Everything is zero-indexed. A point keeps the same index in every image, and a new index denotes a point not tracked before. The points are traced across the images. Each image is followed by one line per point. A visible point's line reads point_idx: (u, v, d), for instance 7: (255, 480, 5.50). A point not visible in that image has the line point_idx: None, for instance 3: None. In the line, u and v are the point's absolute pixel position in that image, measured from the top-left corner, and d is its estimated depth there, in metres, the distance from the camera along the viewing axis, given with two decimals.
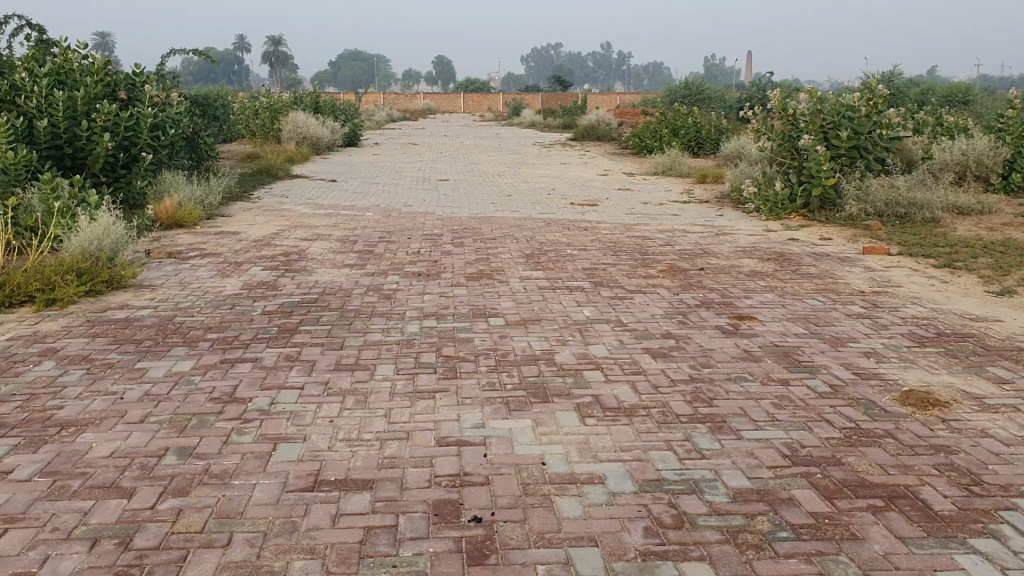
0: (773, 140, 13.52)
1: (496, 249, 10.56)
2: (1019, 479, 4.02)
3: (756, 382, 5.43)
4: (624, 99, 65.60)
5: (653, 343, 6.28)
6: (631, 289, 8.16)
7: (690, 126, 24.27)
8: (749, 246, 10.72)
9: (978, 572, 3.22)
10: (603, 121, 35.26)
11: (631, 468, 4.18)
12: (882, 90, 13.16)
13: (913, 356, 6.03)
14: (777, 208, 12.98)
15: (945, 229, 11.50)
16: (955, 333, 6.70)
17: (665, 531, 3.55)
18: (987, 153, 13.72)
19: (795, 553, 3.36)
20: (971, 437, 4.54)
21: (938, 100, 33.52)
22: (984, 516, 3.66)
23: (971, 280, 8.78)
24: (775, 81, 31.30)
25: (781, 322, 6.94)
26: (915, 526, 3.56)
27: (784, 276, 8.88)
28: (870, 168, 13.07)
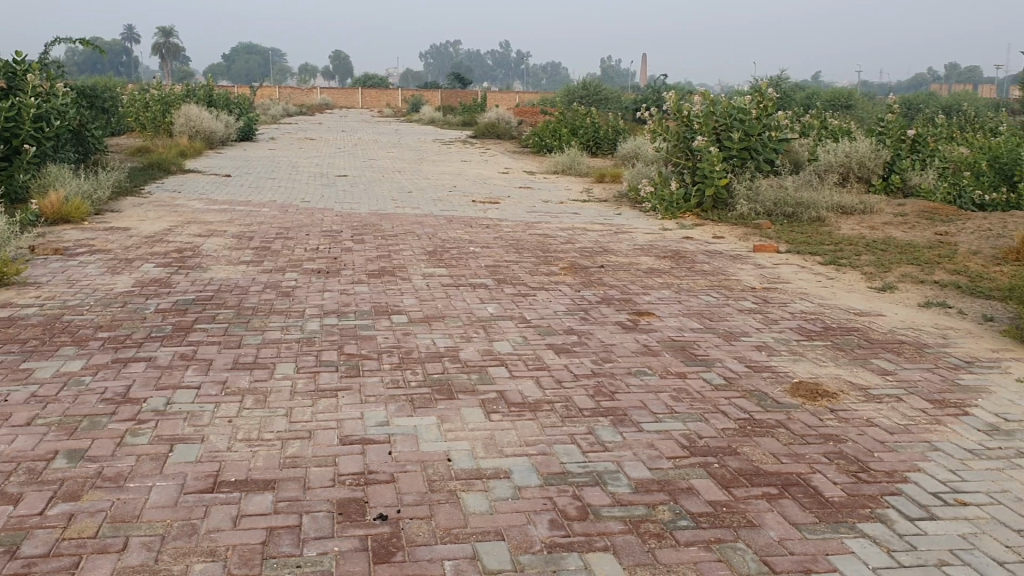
0: (669, 141, 13.83)
1: (397, 246, 10.49)
2: (903, 465, 4.22)
3: (656, 375, 5.55)
4: (524, 99, 65.98)
5: (555, 339, 6.35)
6: (534, 286, 8.22)
7: (589, 127, 24.65)
8: (646, 244, 10.94)
9: (866, 554, 3.37)
10: (502, 119, 35.40)
11: (537, 462, 4.22)
12: (771, 94, 13.60)
13: (802, 349, 6.26)
14: (672, 207, 13.27)
15: (830, 228, 11.97)
16: (841, 327, 6.98)
17: (570, 523, 3.60)
18: (868, 155, 14.31)
19: (695, 541, 3.45)
20: (857, 426, 4.75)
21: (823, 103, 34.84)
22: (871, 501, 3.83)
23: (856, 277, 9.16)
24: (669, 83, 31.97)
25: (678, 318, 7.10)
26: (807, 512, 3.71)
27: (680, 273, 9.09)
28: (760, 169, 13.50)
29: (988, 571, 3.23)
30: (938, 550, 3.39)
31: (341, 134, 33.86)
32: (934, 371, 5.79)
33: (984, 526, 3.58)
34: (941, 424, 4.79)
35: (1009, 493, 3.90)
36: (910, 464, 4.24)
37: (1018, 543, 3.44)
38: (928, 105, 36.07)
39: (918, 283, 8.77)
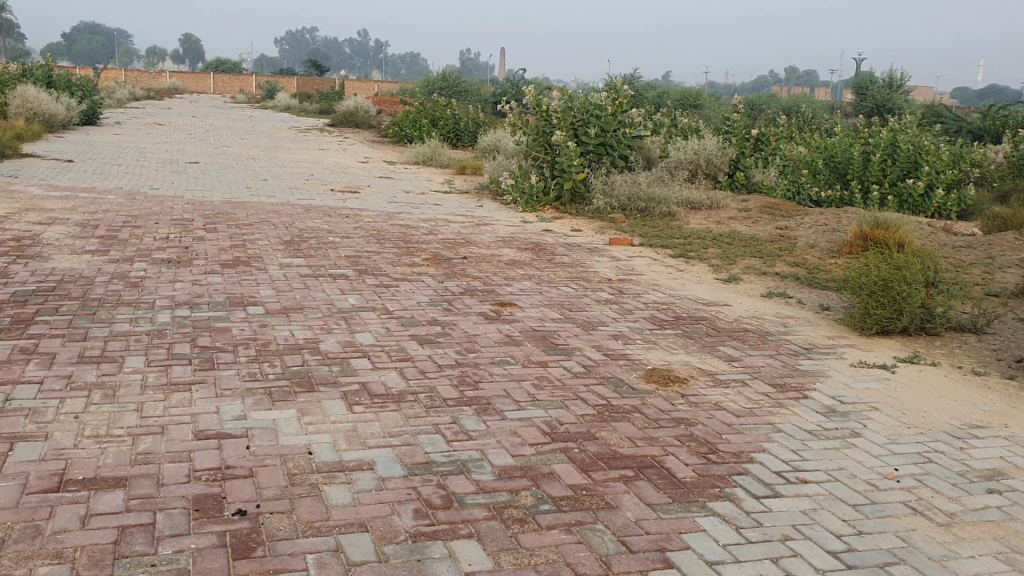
0: (528, 135, 14.00)
1: (253, 236, 10.23)
2: (749, 446, 4.45)
3: (518, 365, 5.63)
4: (382, 87, 65.31)
5: (418, 330, 6.34)
6: (396, 277, 8.19)
7: (449, 118, 24.59)
8: (507, 236, 11.07)
9: (717, 531, 3.53)
10: (362, 108, 35.00)
11: (400, 453, 4.22)
12: (626, 91, 13.99)
13: (655, 338, 6.48)
14: (532, 200, 13.43)
15: (680, 222, 12.41)
16: (691, 316, 7.27)
17: (434, 512, 3.62)
18: (716, 154, 14.90)
19: (556, 524, 3.54)
20: (707, 410, 4.97)
21: (674, 102, 36.08)
22: (721, 481, 4.02)
23: (704, 269, 9.56)
24: (528, 78, 32.36)
25: (539, 308, 7.22)
26: (661, 493, 3.86)
27: (540, 265, 9.23)
28: (615, 164, 13.88)
29: (828, 544, 3.45)
30: (782, 526, 3.59)
31: (191, 119, 32.64)
32: (776, 357, 6.11)
33: (823, 502, 3.82)
34: (783, 407, 5.07)
35: (845, 470, 4.17)
36: (755, 445, 4.47)
37: (853, 517, 3.68)
38: (771, 106, 37.89)
39: (762, 275, 9.21)
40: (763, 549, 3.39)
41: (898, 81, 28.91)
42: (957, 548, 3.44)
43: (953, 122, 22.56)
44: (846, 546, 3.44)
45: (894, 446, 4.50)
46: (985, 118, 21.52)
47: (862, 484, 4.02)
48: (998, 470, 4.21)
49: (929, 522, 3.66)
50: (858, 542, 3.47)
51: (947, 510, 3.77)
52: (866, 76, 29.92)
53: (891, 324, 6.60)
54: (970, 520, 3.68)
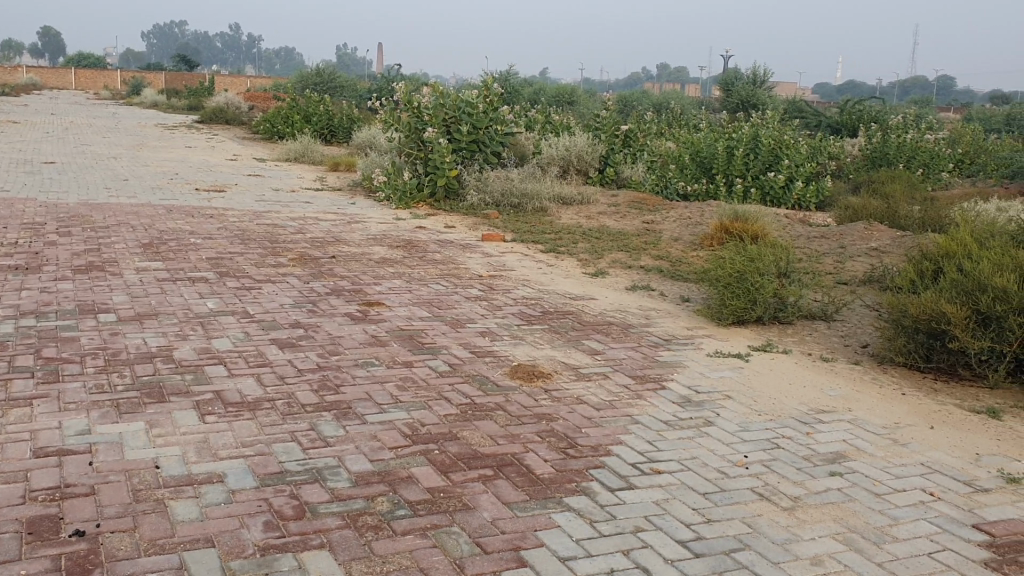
0: (400, 132, 13.80)
1: (110, 239, 9.78)
2: (607, 439, 4.51)
3: (382, 366, 5.55)
4: (256, 83, 63.62)
5: (279, 334, 6.18)
6: (260, 279, 7.97)
7: (323, 114, 24.30)
8: (379, 234, 10.94)
9: (571, 526, 3.55)
10: (233, 104, 34.06)
11: (253, 463, 4.09)
12: (497, 89, 14.05)
13: (521, 333, 6.51)
14: (405, 197, 13.26)
15: (552, 217, 12.52)
16: (557, 311, 7.34)
17: (286, 524, 3.52)
18: (586, 150, 15.15)
19: (411, 529, 3.49)
20: (569, 404, 5.01)
21: (548, 100, 36.49)
22: (578, 475, 4.05)
23: (573, 263, 9.67)
24: (402, 74, 32.16)
25: (407, 307, 7.14)
26: (518, 490, 3.86)
27: (411, 263, 9.15)
28: (488, 161, 13.90)
29: (677, 533, 3.52)
30: (634, 517, 3.65)
31: (48, 117, 31.06)
32: (638, 349, 6.22)
33: (675, 492, 3.90)
34: (641, 398, 5.17)
35: (697, 459, 4.28)
36: (613, 438, 4.53)
37: (702, 505, 3.77)
38: (643, 103, 38.80)
39: (627, 269, 9.38)
40: (615, 542, 3.44)
41: (762, 77, 29.95)
42: (799, 531, 3.57)
43: (812, 117, 23.50)
44: (695, 534, 3.52)
45: (744, 433, 4.64)
46: (842, 112, 22.53)
47: (712, 472, 4.13)
48: (840, 453, 4.39)
49: (774, 507, 3.78)
50: (707, 531, 3.55)
51: (791, 494, 3.91)
52: (732, 72, 30.86)
53: (746, 314, 6.81)
54: (812, 503, 3.82)
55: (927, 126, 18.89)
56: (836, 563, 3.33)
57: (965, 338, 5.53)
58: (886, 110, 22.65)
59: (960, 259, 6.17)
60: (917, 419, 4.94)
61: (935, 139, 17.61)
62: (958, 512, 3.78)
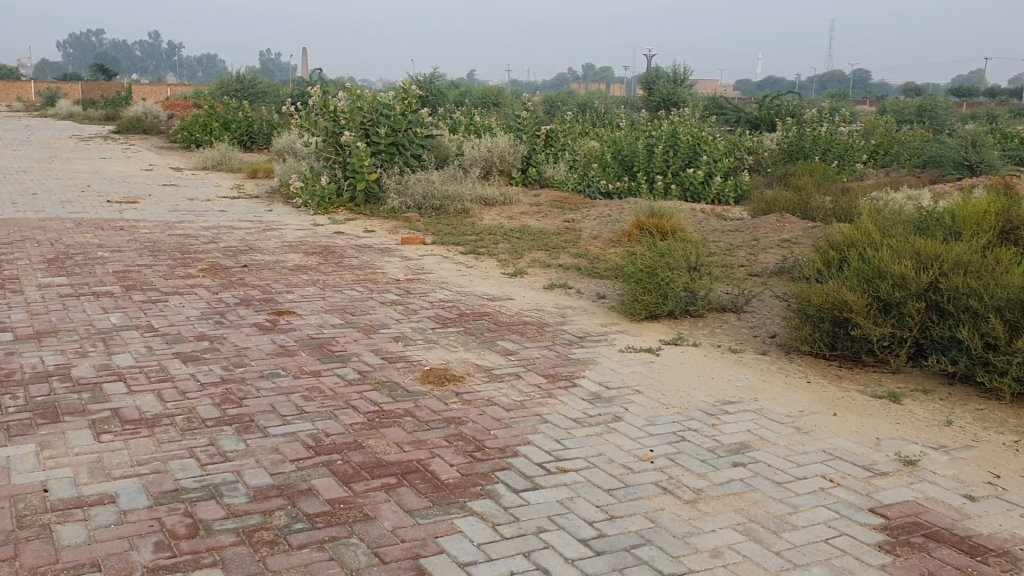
0: (318, 136, 13.57)
1: (12, 255, 9.44)
2: (515, 440, 4.47)
3: (289, 376, 5.43)
4: (176, 91, 62.31)
5: (183, 347, 6.01)
6: (167, 291, 7.76)
7: (242, 121, 23.89)
8: (295, 240, 10.76)
9: (473, 531, 3.49)
10: (151, 113, 33.29)
11: (148, 482, 3.95)
12: (415, 91, 13.94)
13: (435, 337, 6.44)
14: (324, 202, 13.08)
15: (474, 218, 12.47)
16: (473, 312, 7.28)
17: (177, 543, 3.41)
18: (508, 150, 15.10)
19: (308, 542, 3.40)
20: (478, 406, 4.96)
21: (473, 102, 36.41)
22: (483, 478, 4.00)
23: (493, 264, 9.63)
24: (325, 79, 31.79)
25: (318, 314, 7.02)
26: (422, 497, 3.78)
27: (325, 269, 9.00)
28: (408, 164, 13.77)
29: (579, 532, 3.50)
30: (537, 518, 3.61)
31: None
32: (552, 348, 6.21)
33: (580, 490, 3.88)
34: (552, 397, 5.14)
35: (604, 456, 4.27)
36: (521, 438, 4.50)
37: (605, 502, 3.77)
38: (568, 103, 39.01)
39: (546, 268, 9.38)
40: (516, 544, 3.40)
41: (683, 75, 30.30)
42: (700, 524, 3.58)
43: (731, 113, 23.84)
44: (597, 532, 3.51)
45: (651, 427, 4.65)
46: (761, 107, 22.89)
47: (618, 468, 4.13)
48: (744, 444, 4.43)
49: (676, 500, 3.80)
50: (609, 527, 3.54)
51: (694, 486, 3.93)
52: (653, 71, 31.16)
53: (659, 309, 6.86)
54: (714, 494, 3.85)
55: (840, 119, 19.31)
56: (735, 554, 3.35)
57: (866, 325, 5.66)
58: (802, 104, 23.10)
59: (863, 248, 6.30)
60: (820, 406, 5.02)
61: (848, 131, 18.03)
62: (856, 497, 3.84)
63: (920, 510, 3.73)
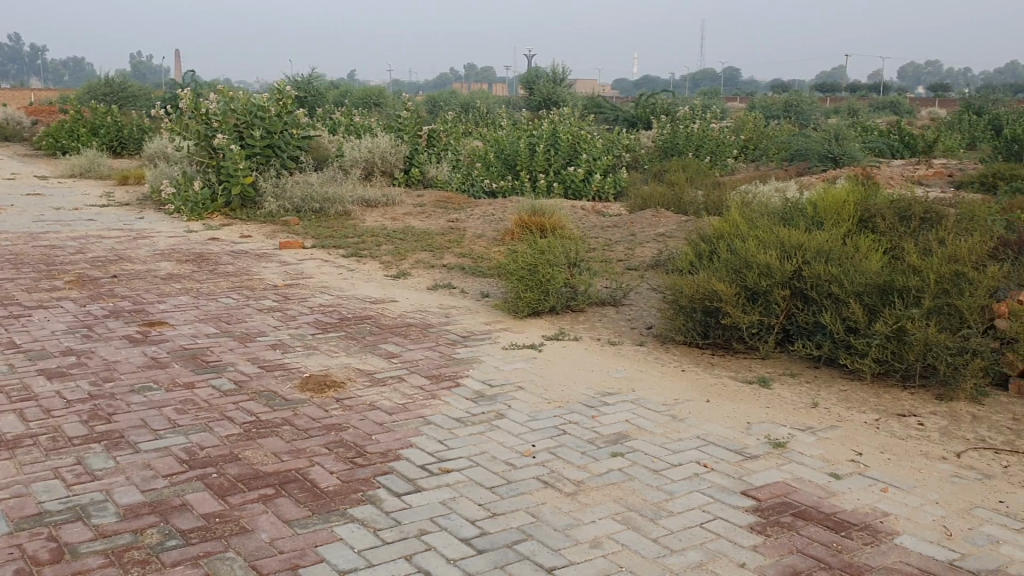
0: (189, 140, 13.15)
1: None
2: (396, 443, 4.43)
3: (162, 389, 5.25)
4: (40, 96, 59.49)
5: (47, 363, 5.74)
6: (30, 306, 7.39)
7: (111, 125, 22.98)
8: (168, 248, 10.41)
9: (354, 538, 3.45)
10: (12, 119, 31.66)
11: (8, 507, 3.76)
12: (290, 92, 13.67)
13: (315, 343, 6.33)
14: (198, 208, 12.72)
15: (355, 220, 12.32)
16: (355, 316, 7.19)
17: (40, 569, 3.25)
18: (389, 150, 14.97)
19: (181, 560, 3.30)
20: (360, 411, 4.91)
21: (354, 103, 35.94)
22: (364, 483, 3.95)
23: (374, 266, 9.53)
24: (199, 81, 30.86)
25: (192, 324, 6.81)
26: (301, 507, 3.71)
27: (200, 277, 8.74)
28: (285, 167, 13.50)
29: (461, 531, 3.49)
30: (420, 520, 3.59)
31: None
32: (434, 349, 6.19)
33: (462, 490, 3.88)
34: (434, 399, 5.12)
35: (486, 454, 4.28)
36: (403, 441, 4.47)
37: (488, 499, 3.78)
38: (450, 103, 38.99)
39: (429, 268, 9.35)
40: (397, 548, 3.37)
41: (561, 75, 30.64)
42: (580, 515, 3.63)
43: (609, 111, 24.25)
44: (479, 530, 3.51)
45: (533, 422, 4.69)
46: (638, 105, 23.39)
47: (500, 465, 4.15)
48: (623, 434, 4.51)
49: (557, 493, 3.84)
50: (491, 525, 3.55)
51: (575, 479, 3.98)
52: (532, 71, 31.41)
53: (540, 305, 6.92)
54: (594, 485, 3.91)
55: (712, 116, 19.90)
56: (614, 543, 3.41)
57: (736, 313, 5.86)
58: (677, 102, 23.71)
59: (733, 240, 6.51)
60: (694, 394, 5.16)
61: (720, 128, 18.61)
62: (728, 480, 3.97)
63: (788, 490, 3.88)
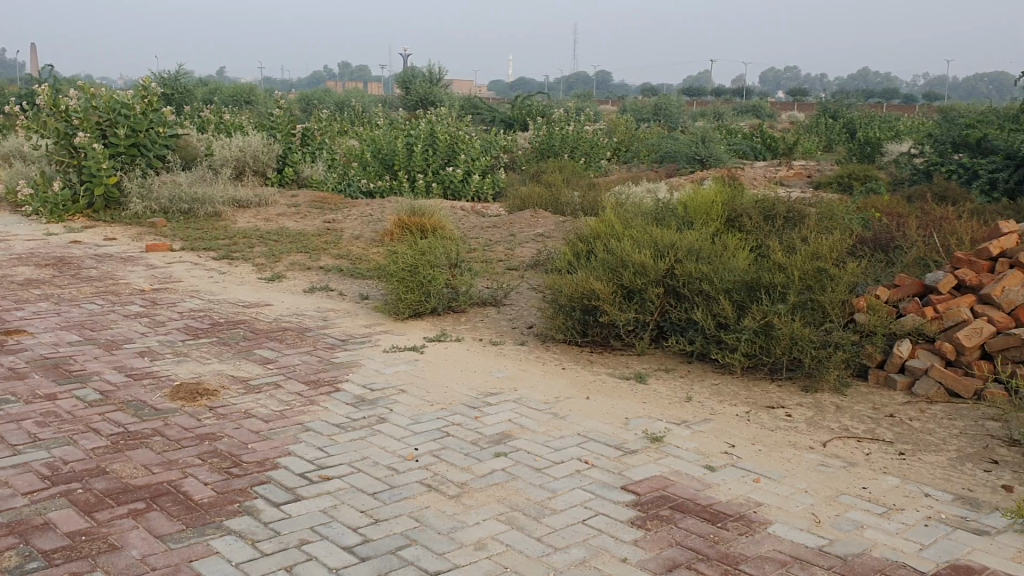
0: (48, 138, 12.47)
1: None
2: (274, 452, 4.31)
3: (20, 402, 4.95)
4: None
5: None
6: None
7: None
8: (25, 252, 9.85)
9: (231, 550, 3.34)
10: None
11: None
12: (156, 89, 13.15)
13: (187, 349, 6.11)
14: (58, 209, 12.14)
15: (227, 221, 11.95)
16: (228, 321, 6.97)
17: None
18: (262, 149, 14.58)
19: None
20: (235, 420, 4.76)
21: (224, 101, 34.90)
22: (240, 495, 3.83)
23: (247, 269, 9.28)
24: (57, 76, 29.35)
25: (53, 332, 6.46)
26: (174, 521, 3.56)
27: (61, 282, 8.32)
28: (151, 166, 13.00)
29: (343, 540, 3.43)
30: (300, 530, 3.51)
31: None
32: (312, 353, 6.06)
33: (343, 497, 3.81)
34: (313, 405, 5.01)
35: (368, 459, 4.22)
36: (281, 450, 4.35)
37: (369, 506, 3.72)
38: (324, 102, 38.36)
39: (305, 271, 9.17)
40: (277, 559, 3.28)
41: (437, 75, 30.55)
42: (464, 518, 3.62)
43: (486, 111, 24.34)
44: (362, 537, 3.46)
45: (415, 425, 4.65)
46: (513, 107, 23.56)
47: (382, 470, 4.10)
48: (505, 433, 4.52)
49: (441, 497, 3.82)
50: (373, 532, 3.50)
51: (458, 481, 3.97)
52: (408, 70, 31.21)
53: (422, 306, 6.89)
54: (478, 487, 3.90)
55: (585, 117, 20.25)
56: (498, 544, 3.41)
57: (614, 311, 5.97)
58: (551, 104, 24.00)
59: (609, 240, 6.63)
60: (575, 391, 5.23)
61: (593, 129, 18.94)
62: (609, 476, 4.03)
63: (667, 483, 3.97)
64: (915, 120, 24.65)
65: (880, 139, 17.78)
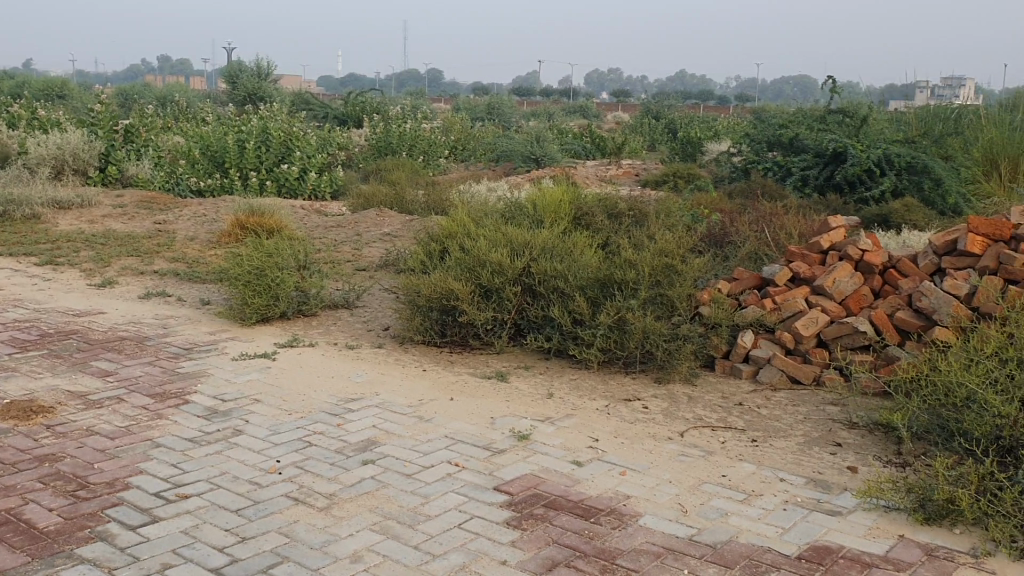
0: None
1: None
2: (124, 471, 4.04)
3: None
4: None
5: None
6: None
7: None
8: None
9: None
10: None
11: None
12: None
13: (14, 364, 5.64)
14: None
15: (46, 224, 11.14)
16: (58, 332, 6.49)
17: None
18: (82, 147, 13.69)
19: None
20: (76, 438, 4.43)
21: (32, 95, 32.58)
22: (91, 519, 3.56)
23: (74, 275, 8.68)
24: None
25: None
26: (17, 553, 3.27)
27: None
28: None
29: (209, 561, 3.25)
30: (160, 554, 3.30)
31: None
32: (155, 363, 5.74)
33: (205, 515, 3.61)
34: (161, 418, 4.74)
35: (227, 475, 4.02)
36: (131, 468, 4.08)
37: (234, 523, 3.54)
38: (146, 96, 36.50)
39: (138, 275, 8.67)
40: None
41: (266, 70, 29.68)
42: (336, 530, 3.50)
43: (318, 109, 23.81)
44: (229, 558, 3.28)
45: (274, 436, 4.48)
46: (346, 103, 23.19)
47: (244, 485, 3.91)
48: (370, 440, 4.42)
49: (309, 510, 3.68)
50: (241, 551, 3.33)
51: (325, 492, 3.84)
52: (235, 65, 30.17)
53: (270, 311, 6.65)
54: (347, 497, 3.79)
55: (420, 116, 20.19)
56: (375, 555, 3.32)
57: (472, 310, 5.97)
58: (385, 101, 23.79)
59: (463, 238, 6.64)
60: (437, 393, 5.17)
61: (429, 128, 18.88)
62: (480, 477, 4.00)
63: (538, 482, 3.99)
64: (730, 120, 25.90)
65: (700, 138, 18.60)
